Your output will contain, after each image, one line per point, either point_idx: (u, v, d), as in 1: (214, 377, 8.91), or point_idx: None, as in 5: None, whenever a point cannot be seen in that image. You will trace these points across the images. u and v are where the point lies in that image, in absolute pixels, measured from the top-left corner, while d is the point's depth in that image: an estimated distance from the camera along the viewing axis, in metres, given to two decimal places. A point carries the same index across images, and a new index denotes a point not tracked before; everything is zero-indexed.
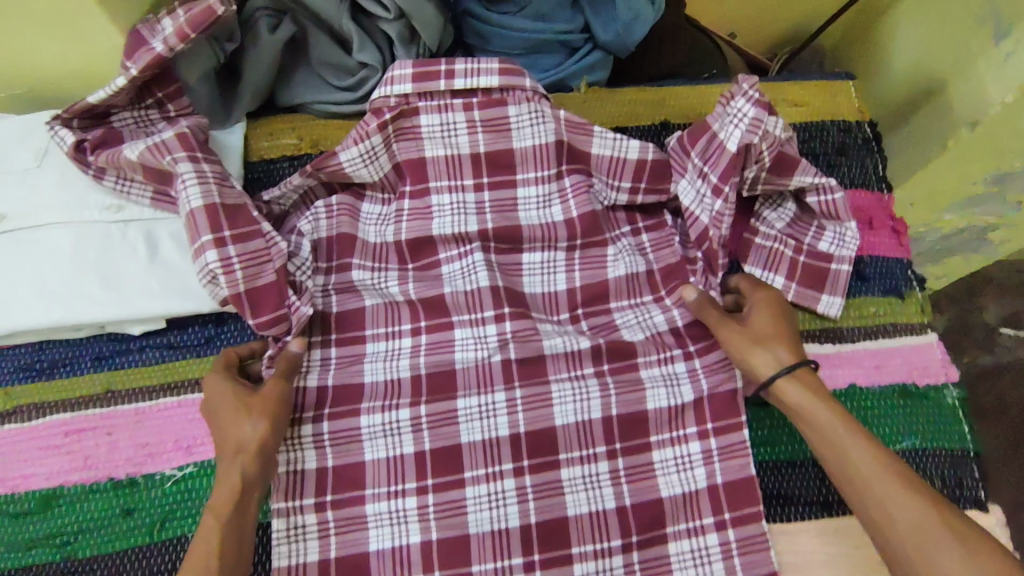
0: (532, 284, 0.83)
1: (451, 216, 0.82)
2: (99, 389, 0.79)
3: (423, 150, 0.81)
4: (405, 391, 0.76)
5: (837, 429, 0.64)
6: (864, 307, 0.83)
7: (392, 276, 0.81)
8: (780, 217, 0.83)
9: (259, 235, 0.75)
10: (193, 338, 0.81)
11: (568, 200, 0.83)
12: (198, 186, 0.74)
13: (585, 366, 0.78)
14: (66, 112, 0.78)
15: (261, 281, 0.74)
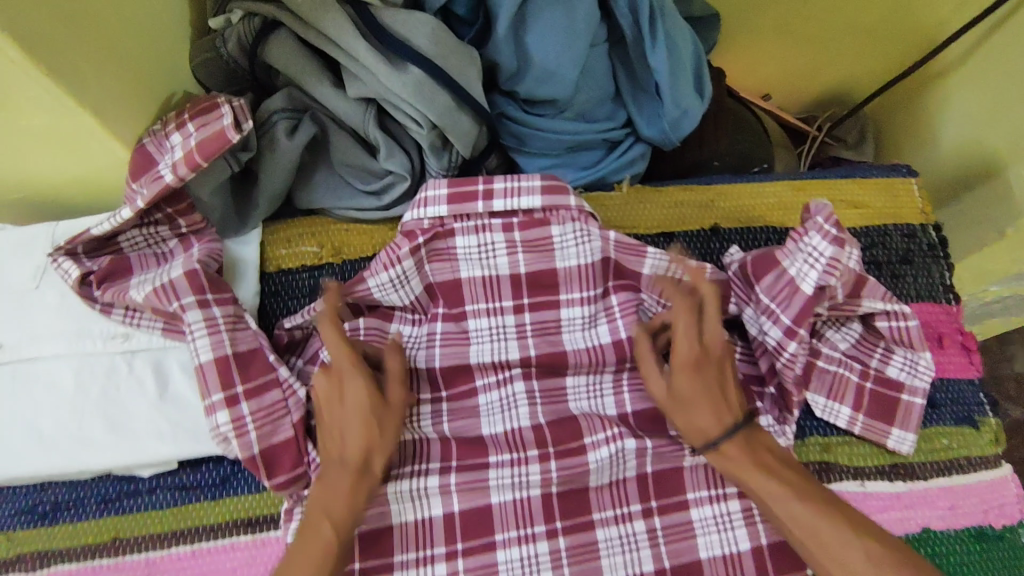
0: (577, 401, 0.75)
1: (490, 342, 0.76)
2: (105, 536, 0.72)
3: (458, 271, 0.75)
4: (439, 541, 0.70)
5: (763, 478, 0.65)
6: (935, 439, 0.77)
7: (424, 407, 0.75)
8: (845, 339, 0.76)
9: (277, 383, 0.70)
10: (207, 478, 0.74)
11: (616, 319, 0.76)
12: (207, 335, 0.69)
13: (633, 511, 0.72)
14: (70, 244, 0.72)
15: (279, 436, 0.69)
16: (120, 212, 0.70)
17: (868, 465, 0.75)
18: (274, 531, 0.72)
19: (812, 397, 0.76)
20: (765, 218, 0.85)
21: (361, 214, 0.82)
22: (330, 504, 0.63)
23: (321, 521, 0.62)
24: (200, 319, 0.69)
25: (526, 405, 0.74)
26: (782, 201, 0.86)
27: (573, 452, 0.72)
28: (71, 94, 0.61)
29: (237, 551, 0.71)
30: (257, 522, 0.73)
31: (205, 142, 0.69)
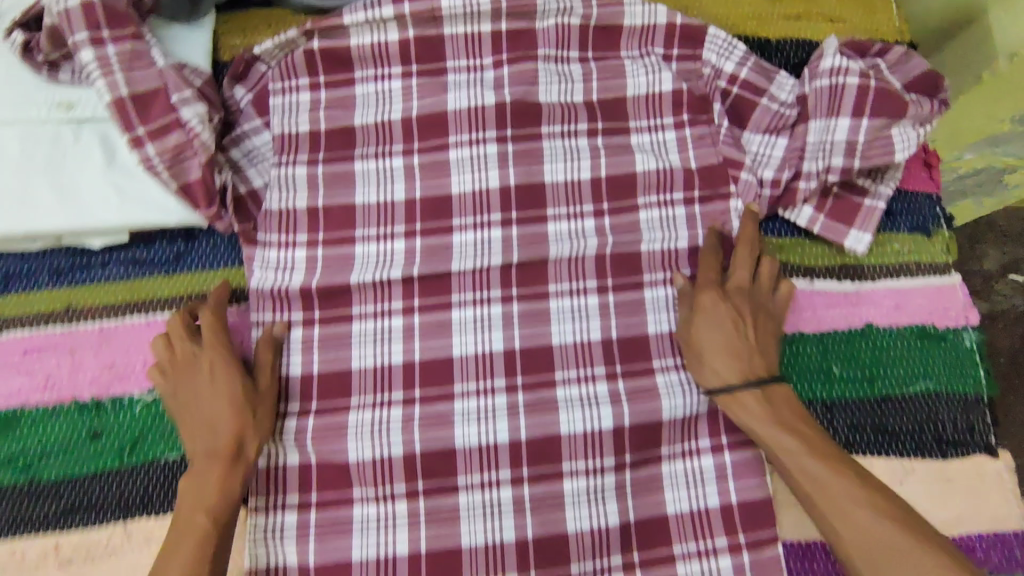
0: (554, 171, 0.77)
1: (467, 90, 0.78)
2: (58, 306, 0.73)
3: (442, 28, 0.78)
4: (397, 297, 0.74)
5: (782, 416, 0.67)
6: (887, 244, 0.77)
7: (397, 182, 0.77)
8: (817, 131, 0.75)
9: (178, 126, 0.68)
10: (162, 254, 0.74)
11: (592, 81, 0.79)
12: (102, 73, 0.67)
13: (588, 280, 0.75)
14: (24, 16, 0.70)
15: (190, 177, 0.69)
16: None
17: (820, 265, 0.77)
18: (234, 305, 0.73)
19: (747, 136, 0.79)
20: (738, 29, 0.83)
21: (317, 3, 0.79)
22: (205, 474, 0.64)
23: (194, 490, 0.64)
24: (93, 59, 0.67)
25: (496, 166, 0.77)
26: (755, 11, 0.84)
27: (535, 222, 0.76)
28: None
29: None
30: None
31: None
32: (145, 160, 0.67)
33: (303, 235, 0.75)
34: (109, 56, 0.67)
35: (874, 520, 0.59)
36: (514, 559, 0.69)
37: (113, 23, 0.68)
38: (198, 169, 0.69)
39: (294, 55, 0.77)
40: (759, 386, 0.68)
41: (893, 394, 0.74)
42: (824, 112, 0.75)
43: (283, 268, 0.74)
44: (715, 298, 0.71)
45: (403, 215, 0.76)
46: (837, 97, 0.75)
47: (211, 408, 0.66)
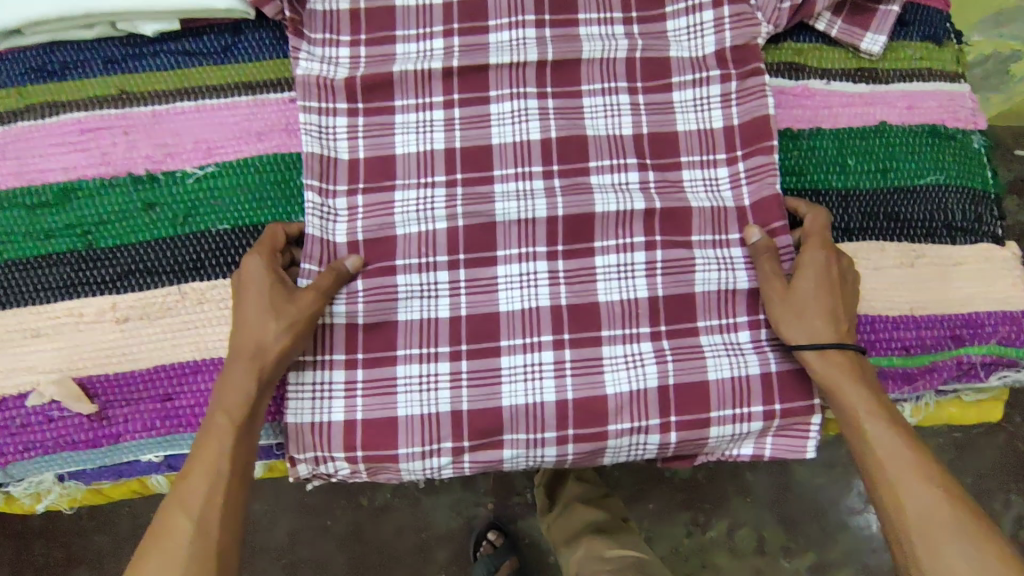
0: None
1: None
2: (112, 91, 0.76)
3: None
4: (438, 91, 0.77)
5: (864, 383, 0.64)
6: (901, 50, 0.81)
7: None
8: None
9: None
10: (210, 46, 0.77)
11: None
12: None
13: (618, 81, 0.78)
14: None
15: None
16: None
17: (837, 69, 0.81)
18: (280, 92, 0.77)
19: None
20: None
21: None
22: (230, 396, 0.62)
23: (216, 416, 0.62)
24: None
25: None
26: None
27: (567, 26, 0.79)
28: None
29: (239, 109, 0.76)
30: (261, 87, 0.77)
31: None
32: None
33: (347, 34, 0.78)
34: None
35: (930, 490, 0.57)
36: (550, 321, 0.71)
37: None
38: None
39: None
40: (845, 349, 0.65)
41: (906, 185, 0.77)
42: None
43: (328, 61, 0.77)
44: (824, 265, 0.68)
45: (441, 16, 0.78)
46: None
47: (247, 337, 0.63)
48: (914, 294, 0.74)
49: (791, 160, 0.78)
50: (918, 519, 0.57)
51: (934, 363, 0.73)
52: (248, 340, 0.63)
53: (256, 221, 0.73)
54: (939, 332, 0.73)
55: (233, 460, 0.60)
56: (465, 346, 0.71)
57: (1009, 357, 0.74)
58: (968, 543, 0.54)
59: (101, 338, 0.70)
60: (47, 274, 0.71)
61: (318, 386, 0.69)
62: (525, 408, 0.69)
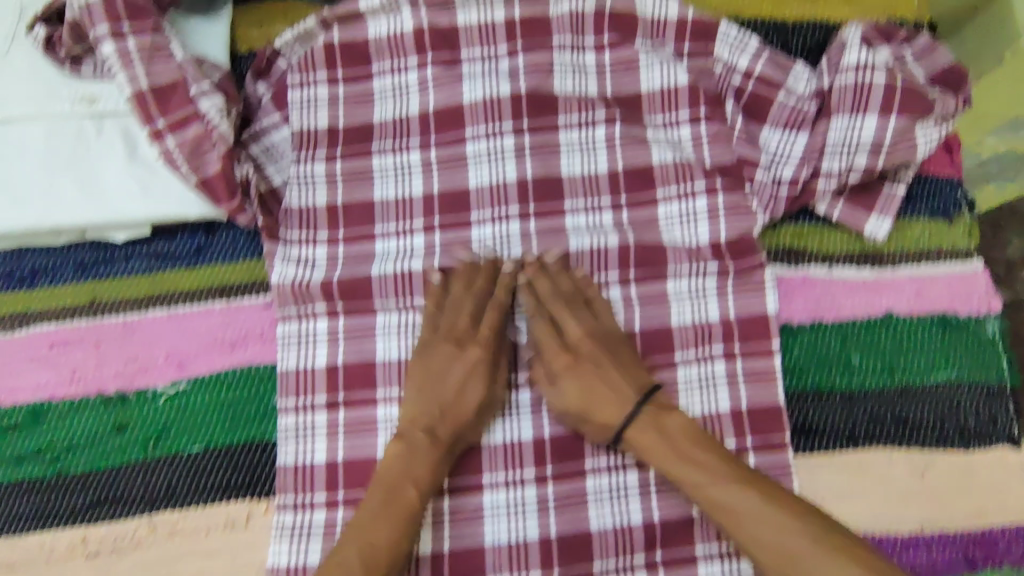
0: (571, 165, 0.76)
1: (481, 81, 0.77)
2: (82, 300, 0.73)
3: (455, 17, 0.77)
4: (419, 292, 0.73)
5: (669, 450, 0.64)
6: (908, 230, 0.76)
7: (416, 177, 0.76)
8: (841, 130, 0.72)
9: (198, 118, 0.69)
10: (182, 247, 0.74)
11: (605, 76, 0.78)
12: (124, 68, 0.68)
13: (609, 275, 0.74)
14: (45, 11, 0.71)
15: (209, 171, 0.69)
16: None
17: (840, 253, 0.76)
18: (256, 297, 0.73)
19: (767, 133, 0.76)
20: (755, 11, 0.81)
21: None
22: (414, 469, 0.65)
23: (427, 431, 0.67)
24: (113, 54, 0.68)
25: (514, 160, 0.76)
26: None
27: (553, 215, 0.75)
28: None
29: (213, 317, 0.73)
30: (236, 290, 0.74)
31: None
32: (165, 153, 0.68)
33: (324, 231, 0.75)
34: (129, 50, 0.68)
35: (868, 565, 0.55)
36: (537, 554, 0.69)
37: (133, 15, 0.68)
38: (216, 163, 0.69)
39: (312, 48, 0.77)
40: (650, 405, 0.67)
41: (916, 385, 0.73)
42: (849, 108, 0.72)
43: (304, 263, 0.74)
44: (603, 309, 0.72)
45: (421, 210, 0.76)
46: (847, 96, 0.72)
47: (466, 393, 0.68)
48: (925, 509, 0.70)
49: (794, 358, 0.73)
50: None
51: None
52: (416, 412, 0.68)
53: (230, 441, 0.70)
54: (950, 554, 0.70)
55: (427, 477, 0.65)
56: None
57: None
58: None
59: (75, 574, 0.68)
60: (20, 503, 0.69)
61: None
62: None
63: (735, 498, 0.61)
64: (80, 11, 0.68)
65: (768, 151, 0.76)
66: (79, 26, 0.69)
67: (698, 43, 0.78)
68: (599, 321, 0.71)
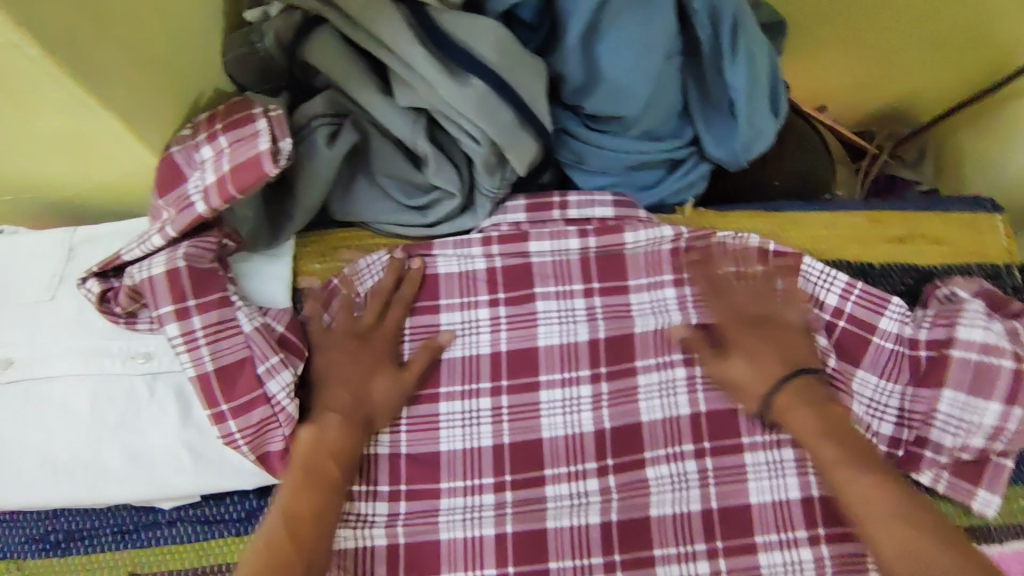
0: (650, 411, 0.72)
1: (558, 326, 0.74)
2: (123, 569, 0.68)
3: (529, 256, 0.75)
4: (490, 562, 0.69)
5: (820, 418, 0.67)
6: (1016, 502, 0.71)
7: (485, 426, 0.72)
8: (953, 405, 0.69)
9: (265, 400, 0.65)
10: (232, 512, 0.69)
11: (689, 308, 0.74)
12: (187, 351, 0.64)
13: (696, 544, 0.69)
14: (102, 267, 0.67)
15: (270, 448, 0.66)
16: (150, 236, 0.65)
17: None
18: None
19: (861, 377, 0.73)
20: (838, 251, 0.79)
21: (401, 230, 0.76)
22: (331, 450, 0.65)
23: None
24: (177, 334, 0.64)
25: (591, 410, 0.72)
26: (856, 233, 0.79)
27: (633, 470, 0.71)
28: (74, 76, 0.52)
29: None
30: None
31: (241, 171, 0.62)
32: (227, 435, 0.65)
33: (385, 486, 0.71)
34: (195, 329, 0.64)
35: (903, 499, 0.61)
36: None
37: (198, 289, 0.64)
38: (279, 443, 0.67)
39: (376, 283, 0.74)
40: (797, 378, 0.68)
41: None
42: (963, 385, 0.69)
43: (362, 523, 0.70)
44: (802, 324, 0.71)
45: (491, 465, 0.71)
46: (958, 369, 0.69)
47: None
48: None
49: None
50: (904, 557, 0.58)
51: None
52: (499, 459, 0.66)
53: None
54: None
55: None
56: None
57: None
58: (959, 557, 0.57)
59: None
60: None
61: None
62: None
63: (819, 450, 0.66)
64: (141, 281, 0.64)
65: (860, 396, 0.73)
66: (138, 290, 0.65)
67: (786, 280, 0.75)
68: (778, 321, 0.71)
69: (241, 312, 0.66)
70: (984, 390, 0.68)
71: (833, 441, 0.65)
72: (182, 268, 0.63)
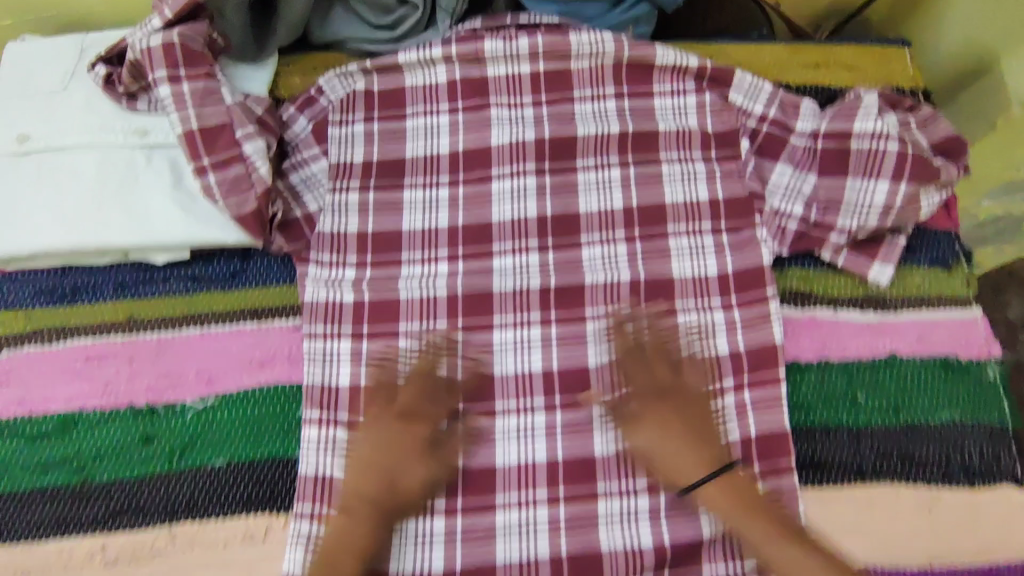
0: (589, 202, 0.82)
1: (509, 126, 0.84)
2: (120, 317, 0.77)
3: (485, 69, 0.85)
4: (442, 315, 0.78)
5: (727, 495, 0.68)
6: (909, 277, 0.81)
7: (442, 213, 0.82)
8: (857, 190, 0.77)
9: (241, 160, 0.75)
10: (219, 271, 0.79)
11: (626, 116, 0.85)
12: (177, 109, 0.74)
13: (624, 306, 0.78)
14: (109, 53, 0.78)
15: (244, 209, 0.73)
16: (150, 20, 0.76)
17: (845, 296, 0.80)
18: (288, 320, 0.78)
19: (778, 171, 0.82)
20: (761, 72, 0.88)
21: (373, 48, 0.87)
22: (355, 541, 0.66)
23: (343, 518, 0.68)
24: (169, 98, 0.74)
25: (535, 197, 0.82)
26: (777, 59, 0.89)
27: (571, 248, 0.80)
28: None
29: (245, 337, 0.77)
30: (267, 313, 0.78)
31: None
32: (206, 186, 0.73)
33: (354, 256, 0.80)
34: (183, 94, 0.74)
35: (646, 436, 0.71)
36: (548, 571, 0.70)
37: (189, 62, 0.75)
38: (255, 201, 0.74)
39: (354, 91, 0.84)
40: (718, 474, 0.69)
41: (919, 423, 0.75)
42: (863, 172, 0.77)
43: (333, 284, 0.78)
44: (688, 399, 0.72)
45: (445, 242, 0.81)
46: (856, 158, 0.78)
47: (354, 472, 0.70)
48: (932, 543, 0.72)
49: (799, 395, 0.76)
50: (652, 456, 0.71)
51: None
52: (690, 478, 0.69)
53: (255, 455, 0.73)
54: None
55: (366, 538, 0.67)
56: None
57: None
58: (699, 445, 0.70)
59: None
60: (41, 512, 0.71)
61: None
62: None
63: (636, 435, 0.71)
64: (140, 53, 0.75)
65: (777, 186, 0.81)
66: (139, 67, 0.77)
67: (713, 89, 0.86)
68: (683, 386, 0.73)
69: (225, 89, 0.76)
70: (880, 171, 0.76)
71: (760, 515, 0.67)
72: (177, 43, 0.74)
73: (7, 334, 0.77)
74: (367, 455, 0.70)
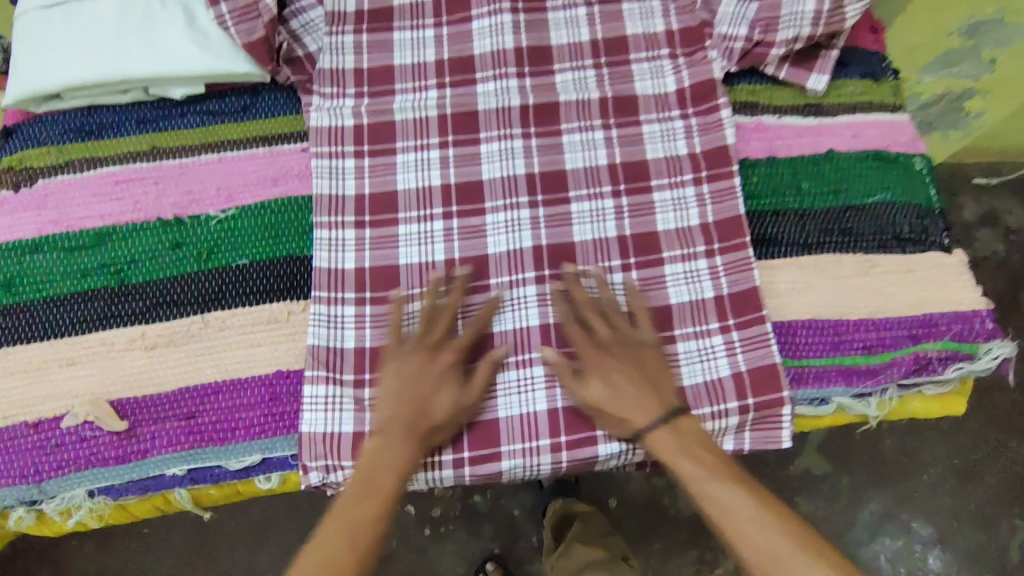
0: (559, 36, 0.91)
1: None
2: (144, 147, 0.86)
3: None
4: (434, 133, 0.87)
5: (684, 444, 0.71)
6: (843, 88, 0.92)
7: (429, 49, 0.90)
8: (792, 5, 0.87)
9: None
10: (232, 106, 0.88)
11: None
12: None
13: (594, 121, 0.88)
14: None
15: (254, 37, 0.84)
16: None
17: (787, 104, 0.91)
18: (296, 143, 0.87)
19: None
20: None
21: None
22: (389, 462, 0.70)
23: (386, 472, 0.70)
24: None
25: (511, 32, 0.91)
26: None
27: (545, 75, 0.90)
28: None
29: (258, 159, 0.86)
30: (277, 139, 0.87)
31: None
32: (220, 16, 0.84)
33: (353, 87, 0.88)
34: None
35: (736, 492, 0.68)
36: (539, 337, 0.80)
37: None
38: (263, 29, 0.84)
39: None
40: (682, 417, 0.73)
41: (855, 204, 0.86)
42: None
43: (335, 112, 0.87)
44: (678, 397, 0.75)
45: (433, 74, 0.89)
46: None
47: (410, 393, 0.73)
48: (872, 300, 0.82)
49: (751, 186, 0.87)
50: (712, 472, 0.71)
51: (893, 360, 0.80)
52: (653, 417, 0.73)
53: (274, 254, 0.82)
54: (896, 333, 0.81)
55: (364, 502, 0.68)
56: (463, 363, 0.79)
57: (964, 351, 0.81)
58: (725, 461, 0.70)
59: (130, 364, 0.77)
60: (82, 310, 0.79)
61: (330, 399, 0.76)
62: (520, 417, 0.77)
63: (679, 464, 0.70)
64: None
65: (725, 14, 0.90)
66: None
67: None
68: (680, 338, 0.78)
69: None
70: None
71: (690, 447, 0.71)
72: None
73: (41, 166, 0.85)
74: (395, 377, 0.74)
